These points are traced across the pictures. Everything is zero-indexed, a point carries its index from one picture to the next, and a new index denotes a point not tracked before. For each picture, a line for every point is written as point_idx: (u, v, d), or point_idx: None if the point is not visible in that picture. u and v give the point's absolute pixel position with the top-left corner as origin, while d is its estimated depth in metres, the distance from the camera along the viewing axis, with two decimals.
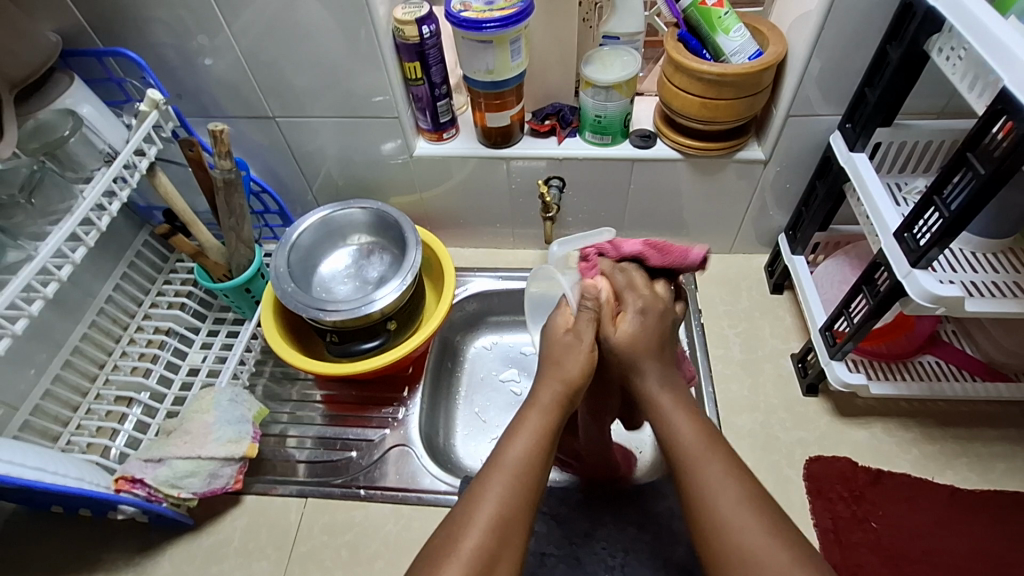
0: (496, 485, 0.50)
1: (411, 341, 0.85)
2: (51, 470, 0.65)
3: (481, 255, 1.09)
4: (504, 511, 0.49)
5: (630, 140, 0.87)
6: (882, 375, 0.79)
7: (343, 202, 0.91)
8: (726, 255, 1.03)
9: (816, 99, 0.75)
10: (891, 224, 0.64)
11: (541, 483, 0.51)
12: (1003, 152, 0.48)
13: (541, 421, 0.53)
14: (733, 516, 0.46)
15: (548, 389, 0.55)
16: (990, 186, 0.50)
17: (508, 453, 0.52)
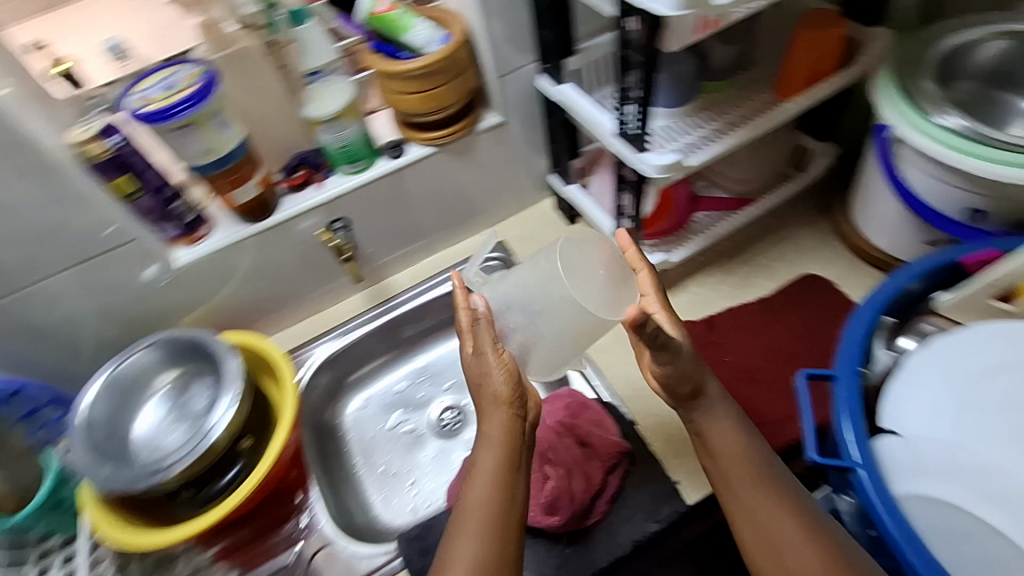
0: (467, 543, 0.54)
1: (275, 441, 0.78)
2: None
3: (306, 327, 1.03)
4: (475, 555, 0.53)
5: (384, 155, 0.90)
6: (676, 244, 0.94)
7: (121, 355, 0.80)
8: (521, 213, 1.11)
9: (511, 54, 0.85)
10: (607, 127, 0.74)
11: (508, 516, 0.56)
12: (641, 40, 0.59)
13: (491, 461, 0.58)
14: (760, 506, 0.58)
15: (487, 456, 0.58)
16: (648, 68, 0.61)
17: (470, 495, 0.57)
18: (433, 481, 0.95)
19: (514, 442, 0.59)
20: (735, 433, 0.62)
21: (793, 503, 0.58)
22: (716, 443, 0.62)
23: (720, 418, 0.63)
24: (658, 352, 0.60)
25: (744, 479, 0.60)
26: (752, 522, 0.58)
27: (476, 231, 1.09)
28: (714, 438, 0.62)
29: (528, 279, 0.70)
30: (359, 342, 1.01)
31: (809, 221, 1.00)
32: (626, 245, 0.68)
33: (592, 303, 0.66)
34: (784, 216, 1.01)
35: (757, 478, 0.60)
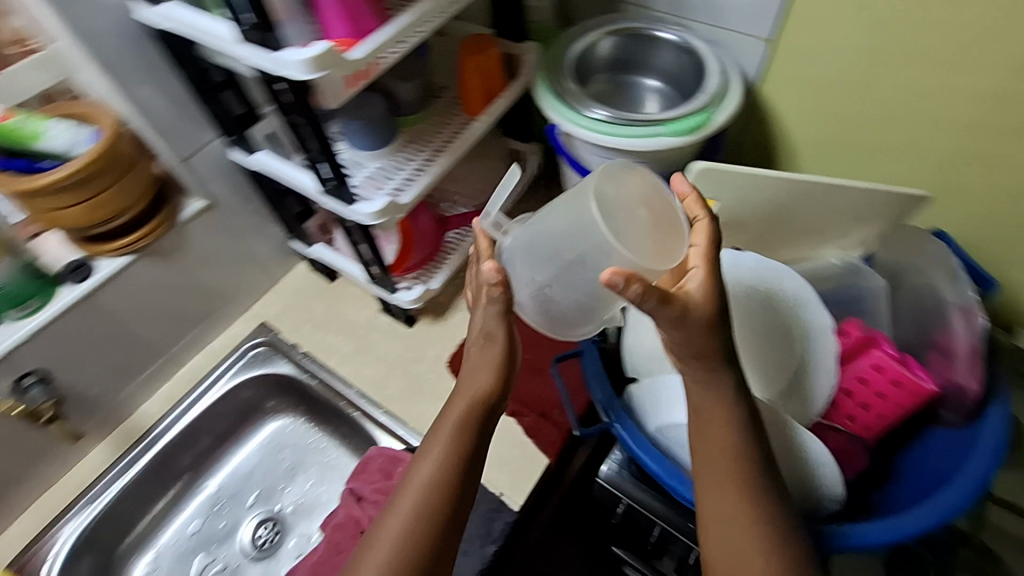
0: (395, 522, 0.53)
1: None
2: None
3: (43, 507, 0.85)
4: (399, 535, 0.52)
5: (65, 283, 0.76)
6: (434, 270, 0.95)
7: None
8: (277, 285, 1.04)
9: (187, 134, 0.77)
10: (311, 186, 0.72)
11: (449, 502, 0.54)
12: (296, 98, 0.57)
13: (444, 445, 0.56)
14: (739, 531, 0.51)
15: (441, 434, 0.57)
16: (317, 124, 0.60)
17: (416, 475, 0.55)
18: None
19: (473, 434, 0.57)
20: (730, 430, 0.54)
21: (769, 505, 0.52)
22: (704, 442, 0.54)
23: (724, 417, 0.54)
24: (664, 314, 0.47)
25: (727, 482, 0.53)
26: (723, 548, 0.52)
27: (229, 322, 1.00)
28: (707, 436, 0.54)
29: (537, 233, 0.56)
30: (125, 492, 0.88)
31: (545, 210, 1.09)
32: (685, 194, 0.56)
33: (630, 253, 0.48)
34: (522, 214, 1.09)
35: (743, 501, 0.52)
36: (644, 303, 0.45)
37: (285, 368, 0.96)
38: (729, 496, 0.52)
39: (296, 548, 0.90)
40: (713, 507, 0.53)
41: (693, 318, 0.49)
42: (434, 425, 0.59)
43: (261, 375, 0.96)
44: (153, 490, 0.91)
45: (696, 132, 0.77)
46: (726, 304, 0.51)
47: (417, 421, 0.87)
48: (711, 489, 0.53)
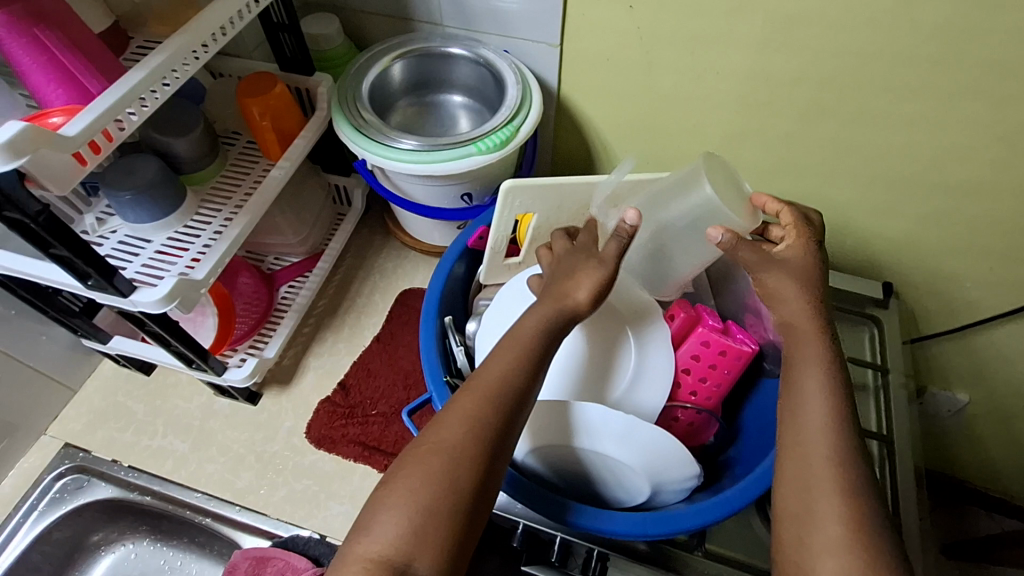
0: (450, 434, 0.49)
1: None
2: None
3: None
4: (459, 431, 0.49)
5: None
6: (266, 338, 0.85)
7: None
8: (76, 396, 0.87)
9: None
10: (73, 283, 0.60)
11: (504, 423, 0.50)
12: (2, 195, 0.47)
13: (508, 360, 0.53)
14: (820, 487, 0.49)
15: (508, 354, 0.53)
16: (44, 217, 0.50)
17: (480, 384, 0.52)
18: None
19: (542, 362, 0.54)
20: (823, 365, 0.54)
21: (853, 452, 0.50)
22: (801, 389, 0.54)
23: (823, 359, 0.55)
24: (750, 258, 0.59)
25: (822, 431, 0.51)
26: (801, 502, 0.49)
27: (18, 455, 0.81)
28: (803, 381, 0.54)
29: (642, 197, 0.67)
30: None
31: (382, 242, 1.03)
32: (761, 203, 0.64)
33: (731, 212, 0.60)
34: (361, 251, 1.02)
35: (828, 454, 0.50)
36: (739, 249, 0.59)
37: (107, 490, 0.81)
38: (812, 445, 0.51)
39: None
40: (797, 455, 0.51)
41: (781, 258, 0.59)
42: (502, 342, 0.55)
43: (79, 501, 0.80)
44: None
45: (509, 144, 0.77)
46: (822, 260, 0.60)
47: (281, 509, 0.78)
48: (800, 433, 0.52)
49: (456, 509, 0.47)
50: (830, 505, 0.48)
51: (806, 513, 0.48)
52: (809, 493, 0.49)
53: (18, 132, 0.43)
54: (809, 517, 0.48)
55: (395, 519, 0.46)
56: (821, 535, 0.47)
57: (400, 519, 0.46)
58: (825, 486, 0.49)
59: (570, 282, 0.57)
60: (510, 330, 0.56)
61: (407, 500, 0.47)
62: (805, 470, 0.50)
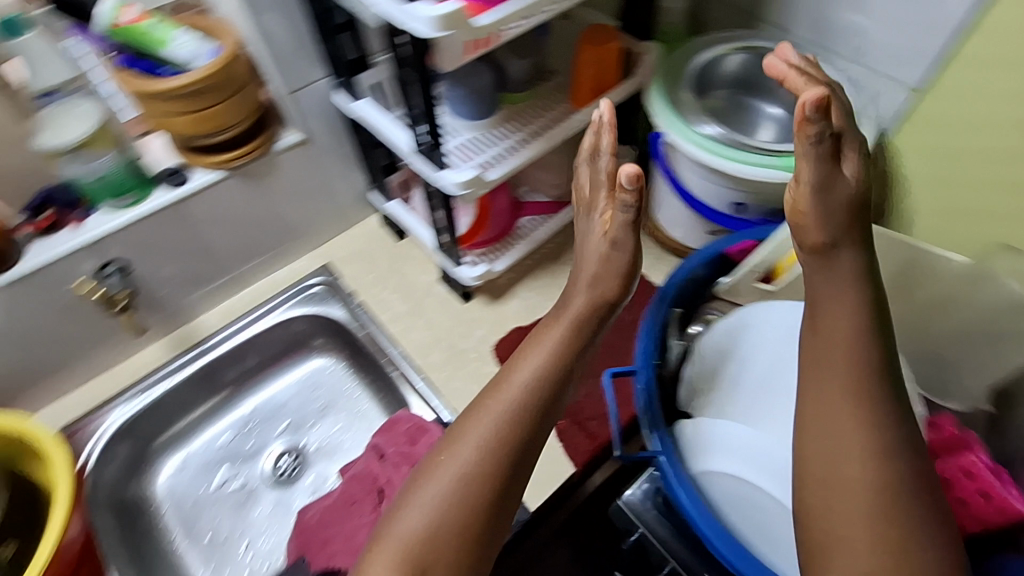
0: (482, 426, 0.50)
1: (53, 524, 0.66)
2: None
3: (97, 388, 0.89)
4: (486, 430, 0.50)
5: (162, 184, 0.79)
6: (497, 253, 0.93)
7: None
8: (346, 232, 1.05)
9: (299, 70, 0.79)
10: (405, 144, 0.72)
11: (539, 417, 0.52)
12: (412, 55, 0.58)
13: (550, 348, 0.55)
14: (844, 446, 0.44)
15: (553, 334, 0.56)
16: (425, 83, 0.60)
17: (514, 376, 0.54)
18: (270, 539, 0.87)
19: (577, 347, 0.56)
20: (854, 315, 0.48)
21: (880, 408, 0.44)
22: (823, 326, 0.48)
23: (850, 310, 0.48)
24: (811, 171, 0.49)
25: (842, 375, 0.46)
26: (825, 457, 0.44)
27: (296, 256, 1.02)
28: (835, 316, 0.48)
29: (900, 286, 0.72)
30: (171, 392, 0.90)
31: None
32: (780, 74, 0.58)
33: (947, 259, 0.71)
34: None
35: (848, 396, 0.45)
36: (810, 130, 0.46)
37: (337, 312, 0.97)
38: (841, 387, 0.45)
39: (311, 488, 0.91)
40: (816, 410, 0.46)
41: (840, 181, 0.49)
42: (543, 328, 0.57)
43: (311, 313, 0.97)
44: (195, 400, 0.94)
45: None
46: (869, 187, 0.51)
47: (451, 396, 0.87)
48: (820, 406, 0.46)
49: (480, 512, 0.47)
50: (859, 471, 0.43)
51: (831, 488, 0.43)
52: (836, 453, 0.44)
53: (456, 10, 0.52)
54: (836, 477, 0.43)
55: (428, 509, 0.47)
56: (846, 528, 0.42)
57: (431, 509, 0.47)
58: (863, 446, 0.43)
59: (601, 210, 0.60)
60: (537, 330, 0.57)
61: (426, 506, 0.47)
62: (829, 422, 0.45)
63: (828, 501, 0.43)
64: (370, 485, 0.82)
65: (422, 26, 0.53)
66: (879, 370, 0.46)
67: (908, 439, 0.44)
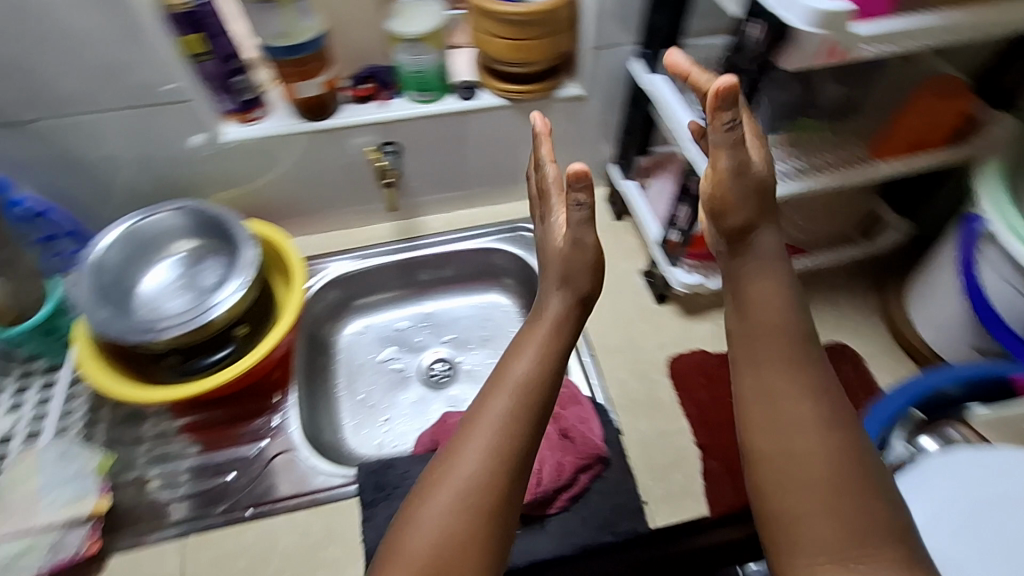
0: (486, 423, 0.49)
1: (277, 330, 0.79)
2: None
3: (329, 240, 1.02)
4: (491, 441, 0.48)
5: (455, 93, 0.87)
6: (717, 271, 0.84)
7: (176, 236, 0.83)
8: None
9: (612, 30, 0.81)
10: (689, 130, 0.71)
11: (539, 406, 0.51)
12: (760, 46, 0.56)
13: (538, 340, 0.55)
14: (791, 425, 0.44)
15: (541, 329, 0.57)
16: (756, 77, 0.59)
17: (511, 370, 0.53)
18: (402, 426, 0.94)
19: (564, 337, 0.57)
20: (777, 286, 0.52)
21: (819, 385, 0.46)
22: (748, 296, 0.52)
23: (763, 285, 0.52)
24: (726, 158, 0.54)
25: (780, 356, 0.47)
26: (772, 433, 0.44)
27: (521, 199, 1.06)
28: (755, 287, 0.52)
29: None
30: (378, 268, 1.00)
31: (862, 290, 0.93)
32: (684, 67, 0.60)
33: None
34: (835, 281, 0.94)
35: (789, 379, 0.46)
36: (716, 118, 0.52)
37: (536, 262, 1.00)
38: (759, 354, 0.48)
39: (449, 399, 0.97)
40: (750, 388, 0.47)
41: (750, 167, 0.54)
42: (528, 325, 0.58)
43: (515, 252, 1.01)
44: (393, 285, 1.05)
45: None
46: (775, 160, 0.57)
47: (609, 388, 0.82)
48: (767, 399, 0.46)
49: (488, 518, 0.45)
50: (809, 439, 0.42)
51: (789, 463, 0.42)
52: (788, 438, 0.43)
53: (842, 9, 0.51)
54: (783, 457, 0.43)
55: (445, 518, 0.45)
56: (799, 501, 0.41)
57: (447, 518, 0.45)
58: (799, 414, 0.44)
59: (552, 210, 0.63)
60: (516, 337, 0.57)
61: (440, 532, 0.45)
62: (767, 404, 0.45)
63: (784, 483, 0.42)
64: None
65: (795, 17, 0.53)
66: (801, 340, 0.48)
67: (840, 407, 0.45)
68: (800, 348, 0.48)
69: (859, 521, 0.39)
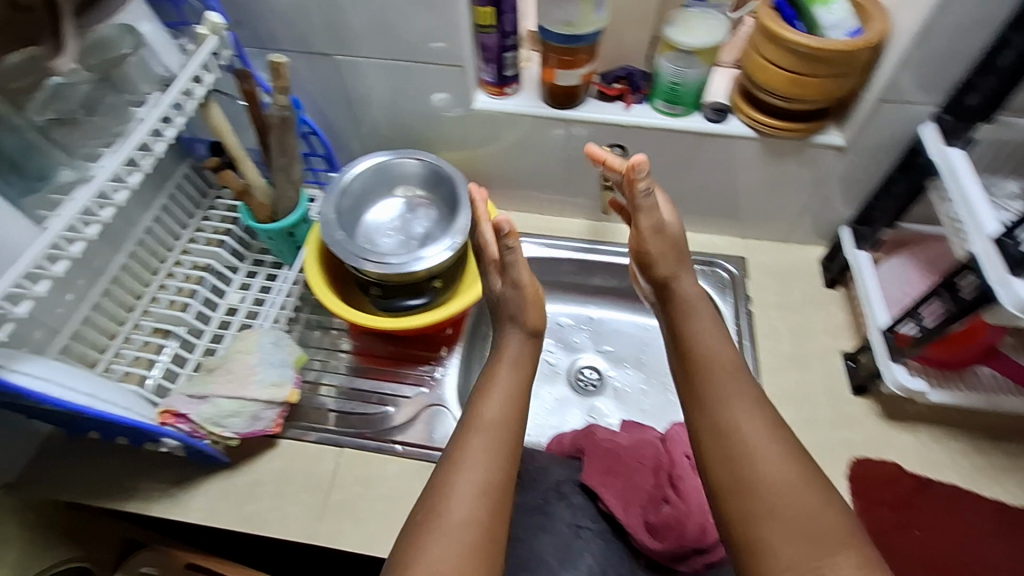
0: (473, 453, 0.60)
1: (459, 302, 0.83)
2: (59, 382, 0.59)
3: (524, 219, 1.05)
4: (484, 465, 0.60)
5: (702, 112, 0.83)
6: (940, 383, 0.75)
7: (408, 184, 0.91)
8: (780, 244, 0.99)
9: (910, 88, 0.71)
10: (988, 225, 0.60)
11: (514, 434, 0.63)
12: None
13: (507, 386, 0.67)
14: (749, 458, 0.56)
15: (501, 370, 0.69)
16: None
17: (484, 411, 0.64)
18: (539, 417, 0.95)
19: (524, 376, 0.70)
20: (717, 327, 0.68)
21: (777, 422, 0.59)
22: (708, 338, 0.66)
23: (717, 339, 0.67)
24: (648, 219, 0.73)
25: (746, 401, 0.60)
26: (751, 477, 0.55)
27: (726, 233, 1.00)
28: (695, 329, 0.68)
29: None
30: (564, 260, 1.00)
31: None
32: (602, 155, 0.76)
33: None
34: None
35: (758, 419, 0.59)
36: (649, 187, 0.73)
37: (725, 306, 0.92)
38: (733, 392, 0.61)
39: (592, 410, 0.96)
40: (737, 444, 0.57)
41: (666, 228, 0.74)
42: (491, 373, 0.69)
43: (706, 287, 0.93)
44: (566, 283, 1.04)
45: None
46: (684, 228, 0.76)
47: None
48: (731, 442, 0.58)
49: (490, 543, 0.55)
50: (768, 467, 0.55)
51: (749, 493, 0.54)
52: (753, 464, 0.56)
53: None
54: (749, 484, 0.55)
55: (455, 552, 0.54)
56: (769, 531, 0.52)
57: (456, 551, 0.54)
58: (758, 448, 0.57)
59: (489, 279, 0.78)
60: (485, 378, 0.69)
61: (442, 557, 0.53)
62: (744, 450, 0.57)
63: (766, 517, 0.53)
64: (663, 466, 0.76)
65: None
66: (743, 381, 0.62)
67: (795, 445, 0.57)
68: (752, 393, 0.61)
69: (834, 544, 0.50)
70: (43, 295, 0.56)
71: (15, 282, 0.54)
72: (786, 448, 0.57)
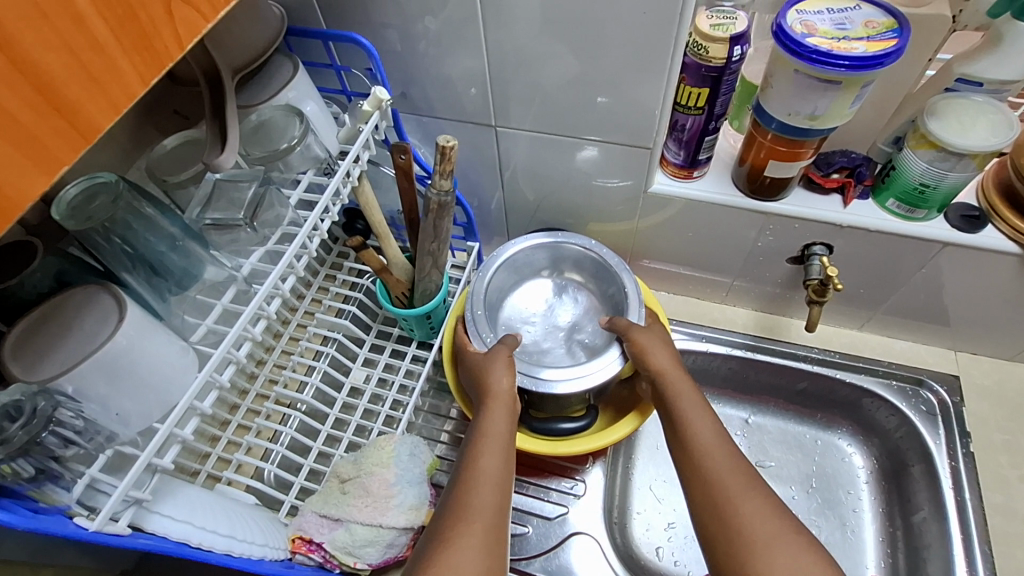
0: (467, 529, 0.51)
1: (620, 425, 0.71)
2: (199, 526, 0.51)
3: (677, 302, 0.92)
4: (481, 538, 0.50)
5: (947, 217, 0.67)
6: None
7: (560, 271, 0.81)
8: (1002, 362, 0.83)
9: None
10: None
11: (502, 505, 0.54)
12: None
13: (495, 453, 0.57)
14: (754, 530, 0.51)
15: (492, 426, 0.60)
16: None
17: (477, 476, 0.55)
18: (688, 541, 0.81)
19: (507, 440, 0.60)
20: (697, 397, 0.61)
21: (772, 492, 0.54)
22: (688, 412, 0.60)
23: (697, 405, 0.60)
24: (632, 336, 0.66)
25: (735, 469, 0.55)
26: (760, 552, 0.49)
27: (932, 342, 0.84)
28: (685, 401, 0.61)
29: None
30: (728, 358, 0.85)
31: None
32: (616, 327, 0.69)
33: None
34: None
35: (748, 488, 0.53)
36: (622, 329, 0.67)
37: (933, 444, 0.76)
38: (712, 458, 0.56)
39: None
40: (733, 514, 0.52)
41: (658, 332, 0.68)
42: (474, 438, 0.59)
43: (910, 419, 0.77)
44: (722, 382, 0.90)
45: None
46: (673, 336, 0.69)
47: None
48: (732, 511, 0.52)
49: None
50: (767, 531, 0.50)
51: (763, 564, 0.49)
52: (752, 532, 0.50)
53: None
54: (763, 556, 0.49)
55: None
56: None
57: None
58: (755, 519, 0.51)
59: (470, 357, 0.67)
60: (467, 449, 0.58)
61: None
62: (742, 524, 0.51)
63: None
64: None
65: None
66: (730, 448, 0.57)
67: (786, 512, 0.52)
68: (731, 455, 0.56)
69: None
70: (189, 438, 0.48)
71: (172, 427, 0.46)
72: (769, 500, 0.53)
